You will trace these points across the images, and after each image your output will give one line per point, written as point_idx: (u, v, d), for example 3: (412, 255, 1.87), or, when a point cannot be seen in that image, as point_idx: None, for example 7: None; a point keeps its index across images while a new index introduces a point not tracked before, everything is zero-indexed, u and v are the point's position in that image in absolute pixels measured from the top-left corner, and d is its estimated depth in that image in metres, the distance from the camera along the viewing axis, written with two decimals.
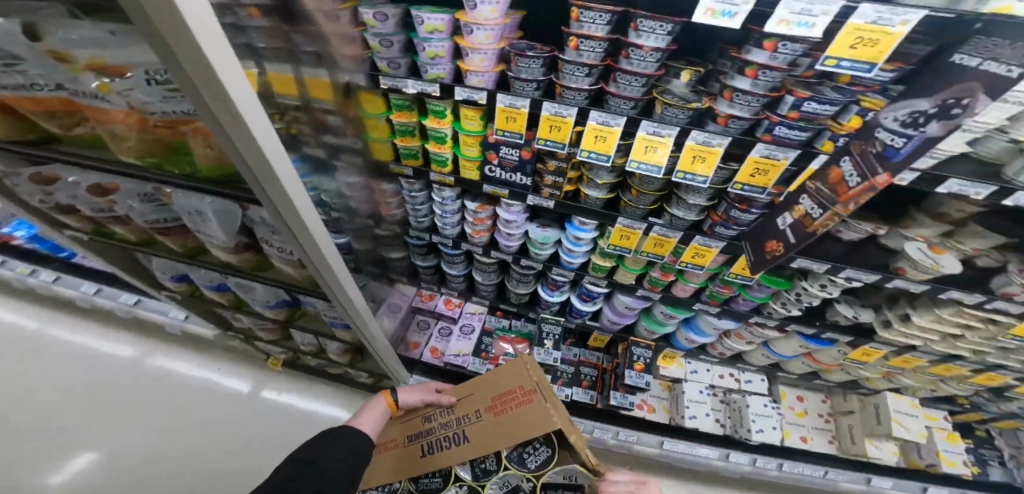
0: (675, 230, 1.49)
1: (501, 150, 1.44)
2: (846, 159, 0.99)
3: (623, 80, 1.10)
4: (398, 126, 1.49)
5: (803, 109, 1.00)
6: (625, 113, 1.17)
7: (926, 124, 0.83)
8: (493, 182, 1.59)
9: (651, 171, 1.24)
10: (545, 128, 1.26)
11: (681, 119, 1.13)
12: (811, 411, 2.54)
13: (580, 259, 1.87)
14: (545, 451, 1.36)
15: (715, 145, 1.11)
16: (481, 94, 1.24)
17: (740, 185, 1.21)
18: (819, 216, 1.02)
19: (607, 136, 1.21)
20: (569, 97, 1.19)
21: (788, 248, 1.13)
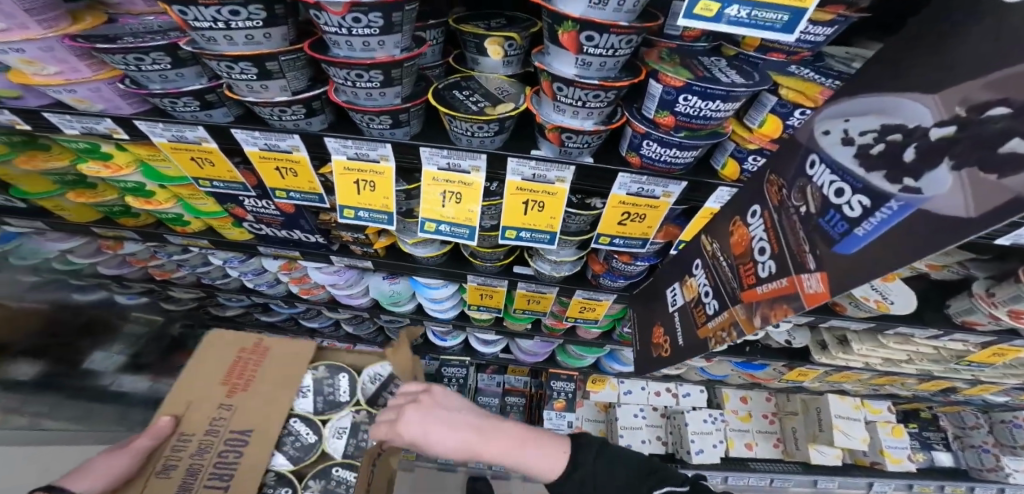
0: (546, 285, 1.03)
1: (245, 203, 0.85)
2: (757, 211, 0.49)
3: (341, 80, 0.53)
4: (55, 176, 0.87)
5: (677, 110, 0.53)
6: (391, 136, 0.62)
7: (920, 171, 0.28)
8: (276, 244, 1.03)
9: (459, 235, 0.75)
10: (272, 172, 0.71)
11: (488, 140, 0.61)
12: (756, 414, 2.17)
13: (452, 313, 1.39)
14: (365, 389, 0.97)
15: (554, 181, 0.65)
16: (109, 122, 0.66)
17: (607, 237, 0.75)
18: (713, 319, 0.59)
19: (377, 183, 0.68)
20: (276, 116, 0.60)
21: (674, 355, 0.70)
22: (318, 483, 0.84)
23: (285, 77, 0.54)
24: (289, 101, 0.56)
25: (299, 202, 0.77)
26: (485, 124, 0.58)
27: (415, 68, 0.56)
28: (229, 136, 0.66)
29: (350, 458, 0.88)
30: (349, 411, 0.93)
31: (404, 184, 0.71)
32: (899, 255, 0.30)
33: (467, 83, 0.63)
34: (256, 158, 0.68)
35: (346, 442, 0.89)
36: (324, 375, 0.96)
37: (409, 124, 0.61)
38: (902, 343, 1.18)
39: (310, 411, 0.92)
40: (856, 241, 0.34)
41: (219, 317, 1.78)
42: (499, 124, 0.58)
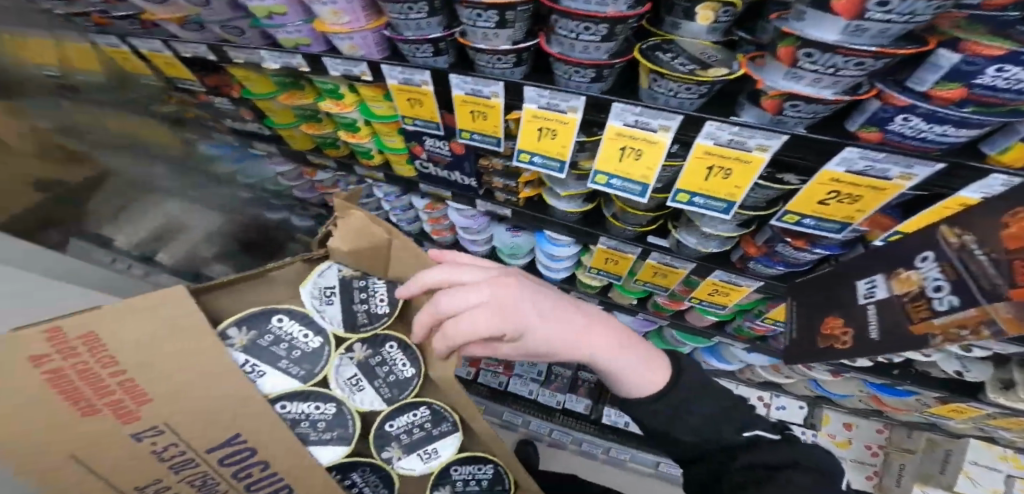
0: (682, 260, 1.00)
1: (426, 142, 0.98)
2: None
3: (565, 31, 0.55)
4: (296, 110, 1.09)
5: (974, 82, 0.41)
6: (587, 90, 0.64)
7: None
8: (433, 181, 1.14)
9: (629, 192, 0.76)
10: (467, 114, 0.78)
11: (688, 100, 0.59)
12: (857, 440, 1.93)
13: (562, 275, 1.44)
14: (344, 321, 0.65)
15: (752, 149, 0.59)
16: (363, 66, 0.80)
17: (797, 215, 0.70)
18: (942, 316, 0.46)
19: (559, 131, 0.71)
20: (490, 64, 0.66)
21: (857, 351, 0.59)
22: (396, 442, 0.65)
23: (514, 27, 0.58)
24: (510, 49, 0.61)
25: (477, 144, 0.84)
26: (695, 85, 0.55)
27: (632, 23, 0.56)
28: (443, 80, 0.75)
29: (397, 401, 0.65)
30: (342, 356, 0.63)
31: (580, 136, 0.73)
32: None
33: (670, 45, 0.60)
34: (458, 100, 0.76)
35: (376, 385, 0.64)
36: (281, 329, 0.60)
37: (606, 79, 0.62)
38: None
39: (293, 379, 0.59)
40: None
41: None
42: (709, 86, 0.55)
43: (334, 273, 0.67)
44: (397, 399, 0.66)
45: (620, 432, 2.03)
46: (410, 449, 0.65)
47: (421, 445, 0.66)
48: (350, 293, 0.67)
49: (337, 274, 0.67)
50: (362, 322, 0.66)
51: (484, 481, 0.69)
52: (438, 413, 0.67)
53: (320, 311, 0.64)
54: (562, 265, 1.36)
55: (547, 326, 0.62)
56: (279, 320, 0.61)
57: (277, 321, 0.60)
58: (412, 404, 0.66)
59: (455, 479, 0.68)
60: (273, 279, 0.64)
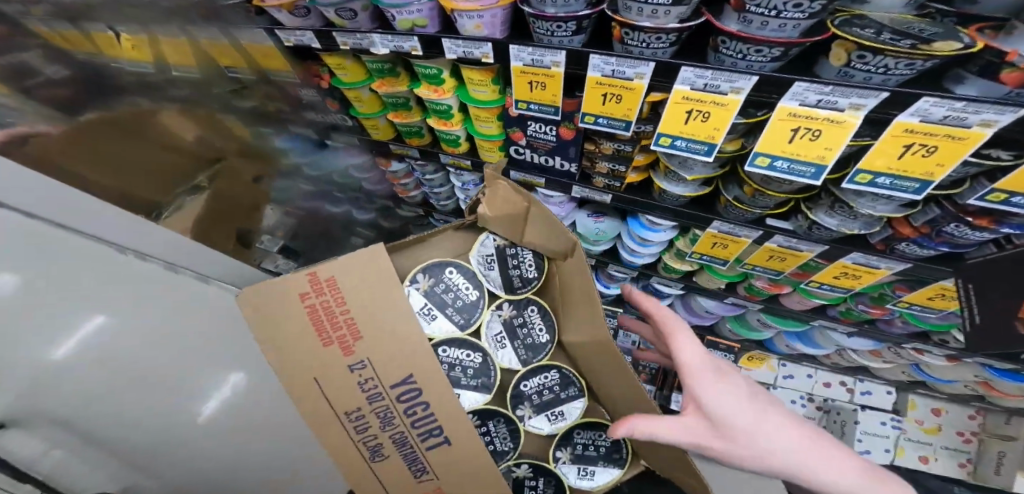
0: (812, 243, 0.95)
1: (528, 127, 0.98)
2: None
3: (761, 8, 0.51)
4: (386, 98, 1.03)
5: None
6: (759, 69, 0.61)
7: None
8: (524, 167, 1.14)
9: (798, 174, 0.70)
10: (596, 97, 0.79)
11: (895, 76, 0.52)
12: (948, 428, 1.87)
13: (646, 260, 1.42)
14: (501, 282, 0.81)
15: (973, 125, 0.51)
16: (485, 47, 0.76)
17: (1003, 194, 0.60)
18: None
19: (714, 114, 0.69)
20: (646, 43, 0.65)
21: None
22: (530, 402, 0.80)
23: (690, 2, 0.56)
24: (676, 28, 0.59)
25: (601, 127, 0.84)
26: (920, 62, 0.48)
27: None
28: (579, 60, 0.73)
29: (532, 364, 0.80)
30: (492, 313, 0.80)
31: (740, 119, 0.70)
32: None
33: (867, 19, 0.53)
34: (592, 82, 0.76)
35: (514, 346, 0.80)
36: (451, 280, 0.78)
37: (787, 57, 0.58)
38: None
39: (455, 327, 0.76)
40: None
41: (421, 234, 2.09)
42: (938, 62, 0.48)
43: (491, 242, 0.82)
44: (530, 362, 0.81)
45: None
46: (540, 409, 0.80)
47: (551, 407, 0.81)
48: (505, 260, 0.82)
49: (492, 242, 0.83)
50: (515, 284, 0.81)
51: (601, 446, 0.83)
52: (563, 380, 0.81)
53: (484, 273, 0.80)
54: (651, 250, 1.34)
55: (748, 436, 0.59)
56: (451, 272, 0.78)
57: (450, 272, 0.78)
58: (544, 367, 0.81)
59: (577, 442, 0.83)
60: (438, 245, 0.81)
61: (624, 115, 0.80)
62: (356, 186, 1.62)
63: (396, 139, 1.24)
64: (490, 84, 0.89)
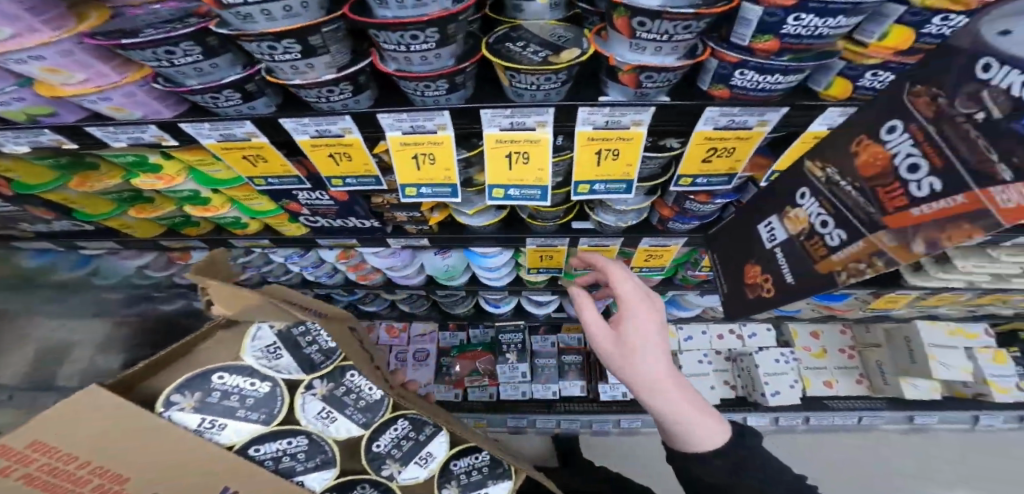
0: (609, 238, 0.97)
1: (300, 197, 0.79)
2: (991, 64, 0.33)
3: (389, 45, 0.44)
4: (113, 195, 0.84)
5: (783, 32, 0.45)
6: (445, 102, 0.55)
7: None
8: (330, 233, 0.99)
9: (531, 200, 0.67)
10: (325, 159, 0.63)
11: (551, 91, 0.54)
12: (831, 349, 2.06)
13: (506, 279, 1.38)
14: (299, 365, 0.67)
15: (629, 126, 0.58)
16: (152, 129, 0.61)
17: (690, 179, 0.71)
18: (926, 203, 0.40)
19: (437, 154, 0.60)
20: (324, 98, 0.52)
21: (779, 293, 0.63)
22: (392, 458, 0.65)
23: (329, 51, 0.45)
24: (335, 79, 0.48)
25: (355, 187, 0.69)
26: (553, 74, 0.51)
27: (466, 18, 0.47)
28: (277, 128, 0.59)
29: (375, 423, 0.67)
30: (304, 395, 0.65)
31: (464, 152, 0.63)
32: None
33: (517, 34, 0.56)
34: (308, 147, 0.61)
35: (348, 413, 0.66)
36: (227, 384, 0.62)
37: (463, 86, 0.53)
38: (1016, 254, 1.02)
39: (256, 425, 0.61)
40: None
41: None
42: (565, 72, 0.51)
43: (267, 329, 0.67)
44: (374, 422, 0.67)
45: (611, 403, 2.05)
46: (407, 459, 0.66)
47: (415, 453, 0.67)
48: (296, 345, 0.68)
49: (269, 330, 0.68)
50: (320, 361, 0.68)
51: (484, 467, 0.67)
52: (417, 420, 0.69)
53: (271, 367, 0.65)
54: (500, 272, 1.30)
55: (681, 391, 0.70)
56: (221, 378, 0.62)
57: (219, 379, 0.62)
58: (389, 421, 0.68)
59: (458, 474, 0.67)
60: (213, 344, 0.65)
61: (369, 170, 0.67)
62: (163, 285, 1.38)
63: (167, 234, 1.04)
64: (220, 160, 0.73)
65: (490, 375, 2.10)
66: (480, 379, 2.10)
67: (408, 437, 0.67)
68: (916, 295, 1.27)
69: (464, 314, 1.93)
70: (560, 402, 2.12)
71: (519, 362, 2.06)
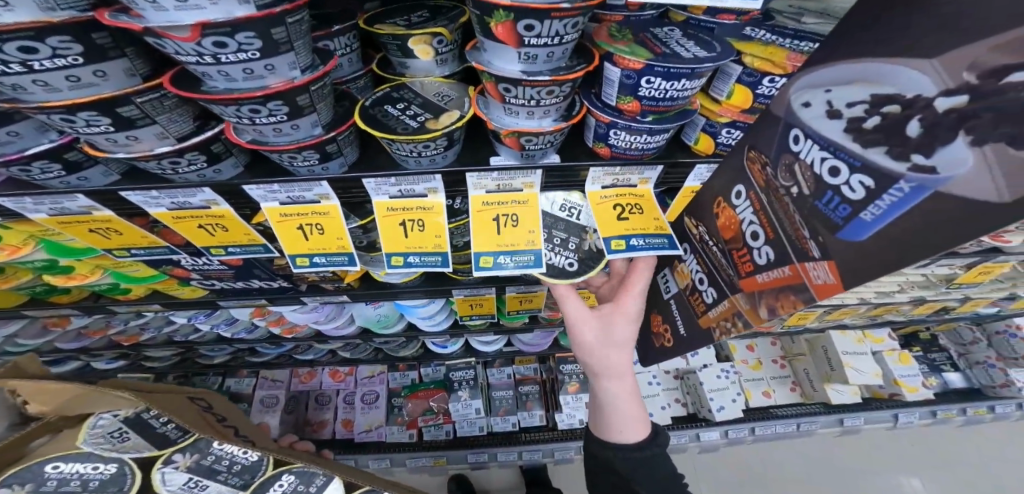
0: (535, 286, 0.98)
1: (183, 262, 0.77)
2: (798, 136, 0.38)
3: (235, 118, 0.46)
4: None
5: (641, 93, 0.49)
6: (324, 171, 0.57)
7: (934, 148, 0.26)
8: (238, 294, 0.96)
9: (433, 266, 0.65)
10: (196, 231, 0.65)
11: (439, 155, 0.56)
12: (766, 360, 2.15)
13: (446, 323, 1.27)
14: (149, 443, 0.70)
15: (522, 187, 0.60)
16: None
17: (620, 241, 0.61)
18: (765, 269, 0.45)
19: (325, 224, 0.62)
20: (169, 169, 0.54)
21: (677, 345, 0.67)
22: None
23: (154, 122, 0.47)
24: (170, 150, 0.50)
25: (241, 255, 0.72)
26: (430, 142, 0.53)
27: (326, 88, 0.49)
28: (121, 200, 0.61)
29: (255, 482, 0.69)
30: (162, 471, 0.67)
31: (353, 221, 0.65)
32: (915, 249, 0.29)
33: (400, 93, 0.58)
34: (169, 219, 0.63)
35: (220, 479, 0.69)
36: (64, 473, 0.65)
37: (341, 153, 0.56)
38: (894, 275, 1.11)
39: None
40: (864, 226, 0.33)
41: (209, 365, 1.71)
42: (443, 138, 0.53)
43: (109, 417, 0.72)
44: (255, 482, 0.70)
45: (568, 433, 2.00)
46: None
47: None
48: (145, 425, 0.73)
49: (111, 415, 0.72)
50: (176, 436, 0.72)
51: None
52: (306, 473, 0.72)
53: (115, 449, 0.68)
54: (437, 316, 1.19)
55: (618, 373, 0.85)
56: (58, 467, 0.65)
57: (53, 469, 0.65)
58: (271, 478, 0.70)
59: None
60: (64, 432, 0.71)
61: (253, 240, 0.68)
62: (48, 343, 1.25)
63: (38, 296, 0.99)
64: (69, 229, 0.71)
65: (444, 413, 1.95)
66: (435, 418, 1.96)
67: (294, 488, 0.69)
68: (824, 310, 1.36)
69: (412, 354, 1.75)
70: (522, 434, 2.00)
71: (473, 398, 1.93)
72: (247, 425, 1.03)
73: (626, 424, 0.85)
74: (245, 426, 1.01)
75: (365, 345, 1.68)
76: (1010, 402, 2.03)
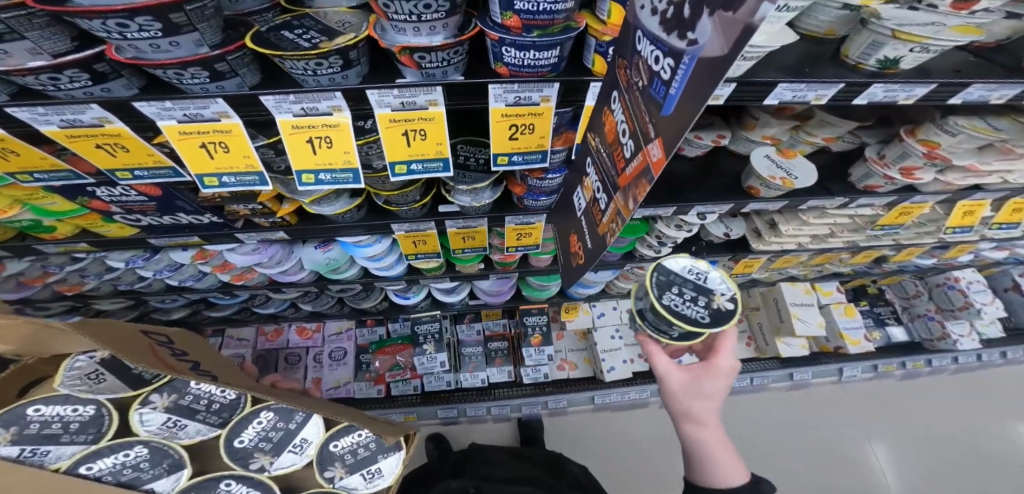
0: (473, 218, 1.01)
1: (99, 193, 0.85)
2: (642, 35, 0.42)
3: (106, 33, 0.47)
4: None
5: (517, 7, 0.51)
6: (219, 90, 0.59)
7: (696, 22, 0.31)
8: (168, 231, 1.04)
9: (345, 182, 0.72)
10: (94, 151, 0.69)
11: (333, 73, 0.57)
12: None
13: (399, 267, 1.31)
14: (127, 384, 0.70)
15: (426, 105, 0.62)
16: None
17: (503, 156, 0.73)
18: (630, 161, 0.49)
19: (229, 142, 0.66)
20: (50, 85, 0.56)
21: (587, 257, 0.72)
22: (260, 452, 0.71)
23: (24, 38, 0.48)
24: (45, 65, 0.51)
25: (148, 178, 0.77)
26: (322, 59, 0.54)
27: (208, 10, 0.49)
28: (10, 118, 0.63)
29: (231, 421, 0.72)
30: (140, 411, 0.68)
31: (260, 140, 0.69)
32: (689, 111, 0.34)
33: (669, 276, 0.89)
34: (63, 137, 0.65)
35: (199, 418, 0.71)
36: (45, 416, 0.64)
37: (236, 74, 0.58)
38: (820, 217, 1.20)
39: (84, 445, 0.63)
40: (671, 100, 0.37)
41: (166, 322, 1.73)
42: (335, 55, 0.54)
43: (86, 359, 0.71)
44: (230, 422, 0.73)
45: (539, 386, 2.07)
46: (278, 450, 0.72)
47: (289, 443, 0.73)
48: (123, 367, 0.73)
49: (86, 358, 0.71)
50: (151, 377, 0.72)
51: (369, 443, 0.76)
52: (283, 411, 0.75)
53: (93, 390, 0.68)
54: (387, 261, 1.23)
55: (697, 418, 0.88)
56: (38, 410, 0.65)
57: (35, 412, 0.64)
58: (248, 416, 0.72)
59: (341, 454, 0.74)
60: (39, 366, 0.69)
61: (161, 162, 0.74)
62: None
63: None
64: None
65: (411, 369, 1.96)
66: (402, 373, 1.96)
67: (273, 424, 0.73)
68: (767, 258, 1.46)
69: (376, 306, 1.80)
70: (493, 389, 2.06)
71: (438, 352, 1.91)
72: (211, 360, 1.07)
73: (714, 467, 0.85)
74: (207, 359, 1.05)
75: (326, 296, 1.71)
76: (948, 355, 2.18)
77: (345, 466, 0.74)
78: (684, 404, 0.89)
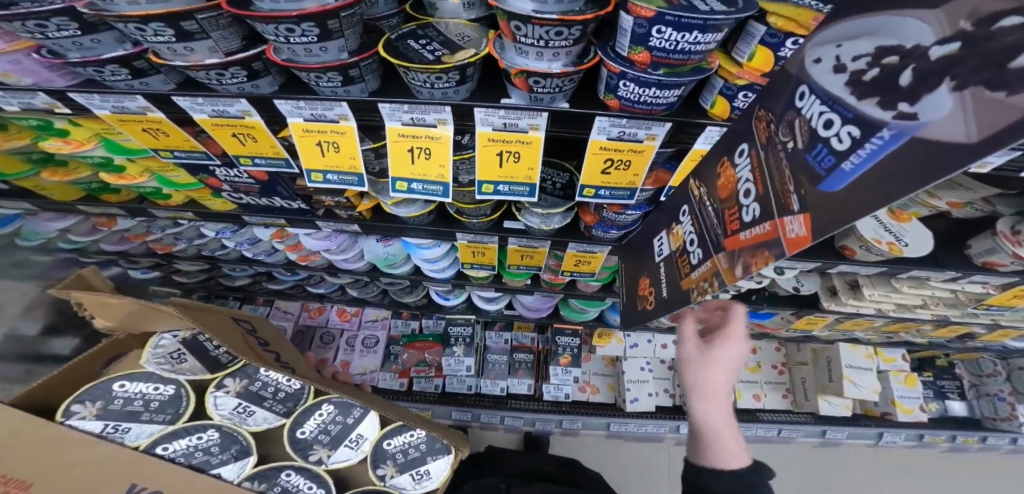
0: (537, 240, 0.99)
1: (217, 173, 0.88)
2: (805, 93, 0.37)
3: (273, 36, 0.50)
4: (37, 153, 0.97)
5: (652, 44, 0.48)
6: (345, 94, 0.60)
7: (918, 95, 0.26)
8: (261, 210, 1.08)
9: (433, 193, 0.72)
10: (230, 138, 0.73)
11: (450, 89, 0.57)
12: (766, 365, 2.12)
13: (449, 272, 1.31)
14: (203, 367, 0.80)
15: (527, 129, 0.60)
16: (43, 96, 0.71)
17: (591, 189, 0.70)
18: (749, 225, 0.46)
19: (340, 143, 0.67)
20: (214, 79, 0.60)
21: (658, 306, 0.71)
22: (320, 444, 0.76)
23: (208, 37, 0.52)
24: (218, 63, 0.56)
25: (265, 167, 0.79)
26: (443, 73, 0.54)
27: (355, 17, 0.51)
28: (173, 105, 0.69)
29: (296, 411, 0.78)
30: (214, 395, 0.77)
31: (365, 144, 0.70)
32: (876, 198, 0.29)
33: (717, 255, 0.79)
34: (209, 125, 0.70)
35: (266, 405, 0.78)
36: (130, 391, 0.75)
37: (363, 80, 0.59)
38: (917, 287, 1.14)
39: (162, 425, 0.73)
40: (844, 176, 0.33)
41: (228, 286, 1.81)
42: (456, 70, 0.54)
43: (170, 338, 0.82)
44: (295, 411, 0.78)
45: (560, 405, 2.01)
46: (336, 443, 0.76)
47: (346, 436, 0.77)
48: (202, 350, 0.82)
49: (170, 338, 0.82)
50: (226, 361, 0.82)
51: (420, 444, 0.78)
52: (343, 405, 0.79)
53: (174, 370, 0.78)
54: (442, 265, 1.24)
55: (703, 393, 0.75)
56: (126, 385, 0.75)
57: (122, 387, 0.75)
58: (311, 409, 0.78)
59: (393, 452, 0.77)
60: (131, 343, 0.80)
61: (276, 155, 0.76)
62: (88, 236, 1.37)
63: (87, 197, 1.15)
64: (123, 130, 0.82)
65: (438, 367, 1.98)
66: (427, 370, 2.00)
67: (333, 418, 0.78)
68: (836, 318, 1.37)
69: (416, 302, 1.81)
70: (509, 400, 2.02)
71: (466, 356, 1.94)
72: (292, 354, 1.12)
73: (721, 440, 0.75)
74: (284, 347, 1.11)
75: (373, 285, 1.73)
76: (1006, 435, 1.98)
77: (396, 464, 0.76)
78: (695, 382, 0.75)
